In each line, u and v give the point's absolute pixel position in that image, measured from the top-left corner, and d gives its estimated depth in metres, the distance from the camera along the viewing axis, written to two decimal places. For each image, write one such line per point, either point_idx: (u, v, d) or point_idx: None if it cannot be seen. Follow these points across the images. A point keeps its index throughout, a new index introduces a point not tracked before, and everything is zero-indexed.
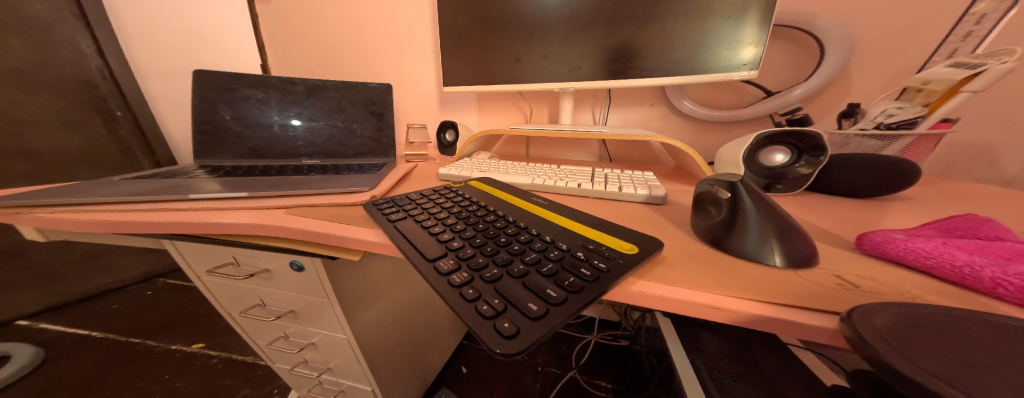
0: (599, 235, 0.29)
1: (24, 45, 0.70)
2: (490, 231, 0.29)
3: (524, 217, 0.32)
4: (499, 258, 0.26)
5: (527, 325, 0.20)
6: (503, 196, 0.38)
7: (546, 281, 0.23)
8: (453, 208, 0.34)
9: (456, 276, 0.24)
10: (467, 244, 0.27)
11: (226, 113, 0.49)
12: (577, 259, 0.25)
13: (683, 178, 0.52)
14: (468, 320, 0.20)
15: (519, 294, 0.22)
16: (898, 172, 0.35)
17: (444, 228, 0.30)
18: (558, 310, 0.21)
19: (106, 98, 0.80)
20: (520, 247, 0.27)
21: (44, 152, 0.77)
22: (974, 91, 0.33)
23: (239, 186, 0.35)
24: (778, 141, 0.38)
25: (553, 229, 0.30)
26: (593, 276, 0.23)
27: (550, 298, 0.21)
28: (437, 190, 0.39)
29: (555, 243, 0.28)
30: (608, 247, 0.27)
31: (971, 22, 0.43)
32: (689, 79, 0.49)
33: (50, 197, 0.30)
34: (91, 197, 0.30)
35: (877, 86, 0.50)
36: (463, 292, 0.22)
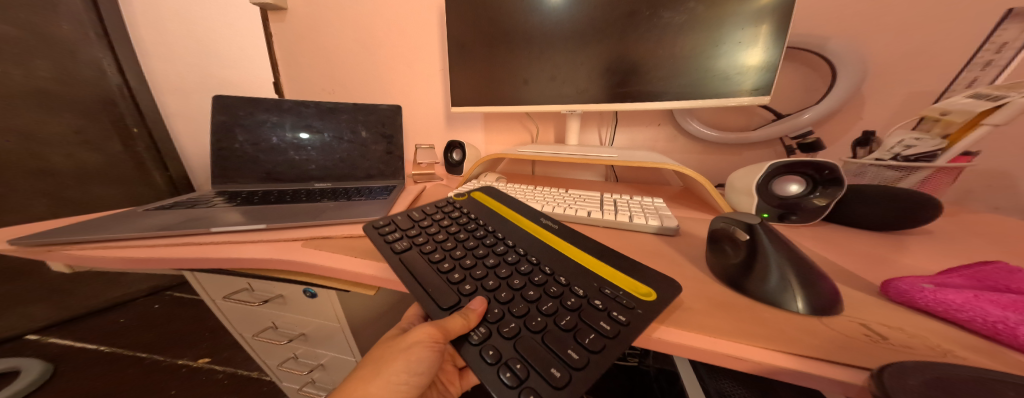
0: (617, 275, 0.28)
1: (50, 65, 0.73)
2: (502, 269, 0.29)
3: (535, 247, 0.31)
4: (514, 307, 0.25)
5: (550, 395, 0.20)
6: (510, 215, 0.37)
7: (566, 338, 0.23)
8: (459, 234, 0.33)
9: (475, 332, 0.24)
10: (478, 286, 0.27)
11: (241, 137, 0.49)
12: (595, 308, 0.25)
13: (693, 202, 0.52)
14: (493, 388, 0.21)
15: (540, 355, 0.22)
16: (917, 208, 0.34)
17: (452, 263, 0.29)
18: (581, 376, 0.21)
19: (125, 117, 0.83)
20: (534, 292, 0.26)
21: (62, 169, 0.78)
22: (996, 124, 0.32)
23: (258, 217, 0.36)
24: (793, 171, 0.37)
25: (567, 264, 0.29)
26: (613, 333, 0.23)
27: (572, 362, 0.21)
28: (439, 206, 0.39)
29: (572, 286, 0.27)
30: (626, 292, 0.26)
31: (991, 51, 0.43)
32: (698, 103, 0.49)
33: (78, 234, 0.30)
34: (117, 232, 0.30)
35: (892, 111, 0.49)
36: (483, 354, 0.23)
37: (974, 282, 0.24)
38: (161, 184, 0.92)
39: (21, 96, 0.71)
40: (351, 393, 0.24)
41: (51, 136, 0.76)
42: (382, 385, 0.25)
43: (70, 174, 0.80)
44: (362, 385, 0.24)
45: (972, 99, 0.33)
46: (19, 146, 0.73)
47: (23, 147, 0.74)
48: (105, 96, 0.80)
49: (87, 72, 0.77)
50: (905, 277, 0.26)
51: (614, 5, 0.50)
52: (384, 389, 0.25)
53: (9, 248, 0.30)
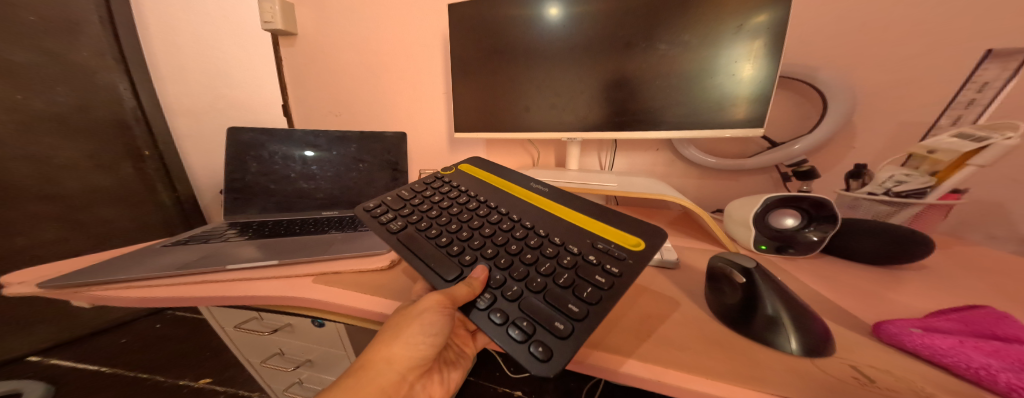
0: (608, 230, 0.32)
1: (69, 91, 0.76)
2: (499, 237, 0.32)
3: (528, 213, 0.34)
4: (515, 272, 0.28)
5: (557, 344, 0.23)
6: (499, 184, 0.39)
7: (566, 295, 0.26)
8: (452, 209, 0.36)
9: (481, 300, 0.27)
10: (479, 257, 0.30)
11: (253, 168, 0.51)
12: (590, 263, 0.28)
13: (692, 228, 0.53)
14: (503, 344, 0.24)
15: (544, 313, 0.25)
16: (912, 243, 0.34)
17: (450, 239, 0.32)
18: (582, 325, 0.24)
19: (137, 140, 0.86)
20: (533, 255, 0.30)
21: (73, 192, 0.80)
22: (981, 165, 0.33)
23: (272, 252, 0.37)
24: (788, 205, 0.38)
25: (560, 225, 0.32)
26: (609, 284, 0.26)
27: (573, 315, 0.25)
28: (427, 182, 0.41)
29: (566, 245, 0.30)
30: (618, 245, 0.30)
31: (973, 90, 0.45)
32: (695, 133, 0.50)
33: (100, 274, 0.32)
34: (136, 273, 0.32)
35: (882, 140, 0.51)
36: (492, 317, 0.26)
37: (964, 326, 0.25)
38: (167, 203, 0.93)
39: (40, 122, 0.74)
40: (377, 353, 0.27)
41: (66, 161, 0.78)
42: (403, 347, 0.27)
43: (82, 196, 0.81)
44: (384, 347, 0.27)
45: (957, 138, 0.35)
46: (35, 170, 0.75)
47: (38, 171, 0.76)
48: (120, 119, 0.83)
49: (103, 97, 0.80)
50: (895, 319, 0.27)
51: (612, 39, 0.53)
52: (405, 350, 0.27)
53: (36, 291, 0.31)
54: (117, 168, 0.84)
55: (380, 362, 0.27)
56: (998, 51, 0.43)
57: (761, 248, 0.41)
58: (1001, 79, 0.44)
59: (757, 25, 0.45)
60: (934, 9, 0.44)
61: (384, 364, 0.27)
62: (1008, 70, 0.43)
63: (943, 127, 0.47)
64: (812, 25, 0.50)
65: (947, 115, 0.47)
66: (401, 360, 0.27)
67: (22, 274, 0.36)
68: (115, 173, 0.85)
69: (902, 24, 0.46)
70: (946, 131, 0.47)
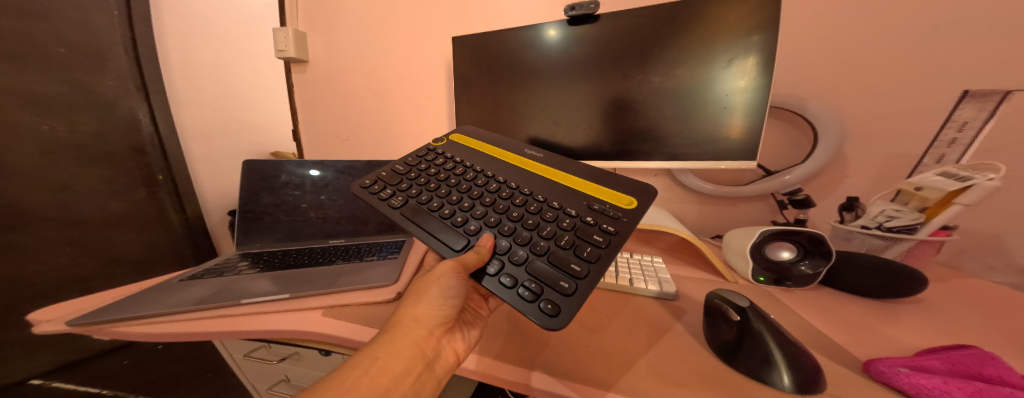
0: (601, 192, 0.35)
1: (93, 120, 0.79)
2: (500, 206, 0.35)
3: (526, 181, 0.37)
4: (520, 238, 0.32)
5: (563, 301, 0.27)
6: (493, 154, 0.42)
7: (569, 255, 0.30)
8: (449, 181, 0.38)
9: (490, 267, 0.30)
10: (484, 226, 0.34)
11: (265, 199, 0.54)
12: (587, 224, 0.32)
13: (691, 255, 0.53)
14: (514, 304, 0.28)
15: (549, 275, 0.29)
16: (908, 280, 0.36)
17: (453, 210, 0.35)
18: (584, 282, 0.28)
19: (152, 164, 0.90)
20: (535, 220, 0.33)
21: (89, 218, 0.81)
22: (967, 204, 0.34)
23: (283, 285, 0.39)
24: (785, 239, 0.40)
25: (556, 189, 0.36)
26: (605, 242, 0.30)
27: (576, 274, 0.28)
28: (421, 154, 0.43)
29: (565, 209, 0.34)
30: (612, 206, 0.33)
31: (955, 128, 0.47)
32: (691, 165, 0.47)
33: (125, 311, 0.34)
34: (158, 309, 0.34)
35: (874, 169, 0.52)
36: (502, 281, 0.29)
37: (948, 365, 0.25)
38: (176, 225, 0.96)
39: (65, 151, 0.77)
40: (408, 312, 0.29)
41: (82, 187, 0.80)
42: (428, 307, 0.30)
43: (98, 222, 0.82)
44: (414, 306, 0.30)
45: (942, 177, 0.36)
46: (53, 198, 0.76)
47: (57, 199, 0.77)
48: (137, 145, 0.87)
49: (121, 125, 0.84)
50: (883, 357, 0.27)
51: (602, 67, 0.50)
52: (432, 307, 0.30)
53: (64, 327, 0.33)
54: (132, 193, 0.87)
55: (409, 321, 0.29)
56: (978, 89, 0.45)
57: (760, 279, 0.42)
58: (981, 117, 0.45)
59: (752, 55, 0.41)
60: (915, 47, 0.46)
61: (413, 322, 0.29)
62: (988, 109, 0.45)
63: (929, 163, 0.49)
64: (800, 61, 0.52)
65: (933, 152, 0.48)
66: (429, 317, 0.29)
67: (51, 309, 0.37)
68: (129, 199, 0.87)
69: (885, 61, 0.48)
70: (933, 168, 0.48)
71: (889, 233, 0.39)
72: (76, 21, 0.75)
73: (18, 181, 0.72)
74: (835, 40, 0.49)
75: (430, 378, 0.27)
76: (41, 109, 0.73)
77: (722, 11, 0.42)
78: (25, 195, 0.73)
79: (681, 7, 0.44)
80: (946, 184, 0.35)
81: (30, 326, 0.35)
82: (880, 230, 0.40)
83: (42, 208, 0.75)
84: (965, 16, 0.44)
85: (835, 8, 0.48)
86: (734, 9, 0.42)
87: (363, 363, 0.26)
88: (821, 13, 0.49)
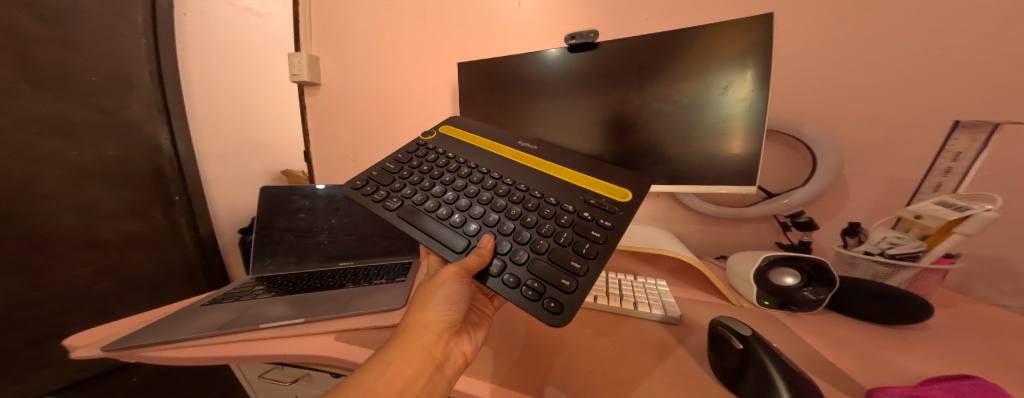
0: (598, 185, 0.38)
1: (117, 145, 0.83)
2: (498, 204, 0.36)
3: (523, 177, 0.39)
4: (520, 236, 0.34)
5: (565, 298, 0.30)
6: (486, 147, 0.43)
7: (569, 253, 0.32)
8: (443, 178, 0.39)
9: (493, 267, 0.32)
10: (483, 226, 0.35)
11: (281, 224, 0.56)
12: (585, 219, 0.34)
13: (696, 277, 0.53)
14: (519, 303, 0.30)
15: (551, 274, 0.31)
16: (911, 309, 0.36)
17: (451, 209, 0.37)
18: (583, 279, 0.31)
19: (170, 185, 0.95)
20: (534, 218, 0.35)
21: (108, 240, 0.83)
22: (966, 233, 0.35)
23: (299, 310, 0.41)
24: (789, 264, 0.41)
25: (554, 185, 0.38)
26: (603, 238, 0.33)
27: (576, 272, 0.31)
28: (411, 149, 0.44)
29: (563, 205, 0.36)
30: (607, 199, 0.36)
31: (948, 159, 0.44)
32: (689, 189, 0.48)
33: (154, 336, 0.36)
34: (184, 334, 0.36)
35: (875, 192, 0.53)
36: (506, 281, 0.31)
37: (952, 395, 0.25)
38: (188, 243, 0.99)
39: (89, 175, 0.80)
40: (415, 318, 0.31)
41: (105, 209, 0.82)
42: (435, 312, 0.31)
43: (116, 243, 0.84)
44: (420, 312, 0.31)
45: (940, 206, 0.37)
46: (77, 220, 0.79)
47: (79, 222, 0.79)
48: (156, 167, 0.91)
49: (143, 149, 0.88)
50: (887, 387, 0.27)
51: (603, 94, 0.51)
52: (437, 311, 0.31)
53: (95, 353, 0.35)
54: (149, 214, 0.90)
55: (418, 326, 0.30)
56: (968, 119, 0.47)
57: (765, 303, 0.43)
58: (973, 149, 0.42)
59: (749, 83, 0.43)
60: (905, 76, 0.48)
61: (422, 327, 0.30)
62: (978, 141, 0.42)
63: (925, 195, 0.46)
64: (793, 87, 0.53)
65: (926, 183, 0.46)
66: (436, 321, 0.31)
67: (87, 334, 0.39)
68: (147, 220, 0.90)
69: (878, 89, 0.50)
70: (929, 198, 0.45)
71: (892, 260, 0.40)
72: (107, 53, 0.80)
73: (48, 205, 0.75)
74: (829, 68, 0.51)
75: (441, 380, 0.28)
76: (72, 135, 0.76)
77: (715, 41, 0.43)
78: (52, 219, 0.75)
79: (675, 37, 0.45)
80: (942, 214, 0.36)
81: (68, 351, 0.36)
82: (882, 256, 0.41)
83: (66, 231, 0.77)
84: (951, 48, 0.46)
85: (826, 37, 0.50)
86: (726, 38, 0.43)
87: (378, 371, 0.27)
88: (813, 42, 0.51)
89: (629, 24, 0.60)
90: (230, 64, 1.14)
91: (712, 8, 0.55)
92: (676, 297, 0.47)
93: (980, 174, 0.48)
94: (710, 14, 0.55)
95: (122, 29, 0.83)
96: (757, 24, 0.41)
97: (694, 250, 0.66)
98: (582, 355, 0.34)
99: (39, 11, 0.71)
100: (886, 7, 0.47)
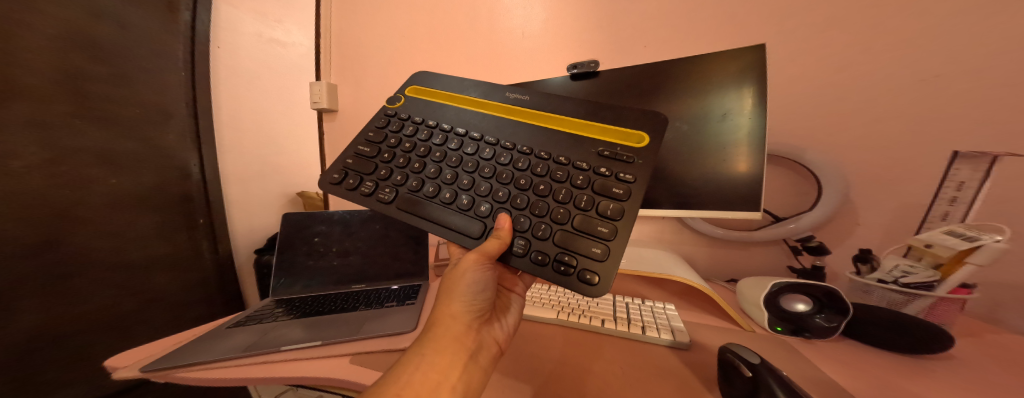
0: (609, 133, 0.38)
1: (152, 172, 0.89)
2: (507, 176, 0.37)
3: (525, 140, 0.39)
4: (537, 209, 0.35)
5: (598, 266, 0.32)
6: (470, 105, 0.43)
7: (594, 218, 0.34)
8: (435, 156, 0.40)
9: (517, 247, 0.34)
10: (494, 204, 0.36)
11: (301, 249, 0.60)
12: (603, 176, 0.36)
13: (705, 301, 0.53)
14: (553, 279, 0.32)
15: (580, 245, 0.33)
16: (932, 339, 0.36)
17: (453, 191, 0.37)
18: (612, 243, 0.33)
19: (196, 210, 1.00)
20: (547, 185, 0.36)
21: (137, 262, 0.87)
22: (979, 264, 0.36)
23: (315, 333, 0.43)
24: (801, 291, 0.41)
25: (558, 140, 0.39)
26: (626, 194, 0.34)
27: (605, 236, 0.33)
28: (387, 126, 0.43)
29: (577, 164, 0.37)
30: (622, 147, 0.37)
31: (952, 188, 0.45)
32: (689, 213, 0.48)
33: (185, 358, 0.38)
34: (211, 356, 0.38)
35: (885, 216, 0.53)
36: (534, 259, 0.33)
37: None
38: (208, 264, 1.03)
39: (125, 201, 0.85)
40: (443, 311, 0.33)
41: (135, 233, 0.87)
42: (460, 302, 0.34)
43: (142, 265, 0.88)
44: (446, 304, 0.33)
45: (949, 235, 0.38)
46: (110, 244, 0.83)
47: (112, 246, 0.84)
48: (185, 192, 0.97)
49: (175, 176, 0.95)
50: None
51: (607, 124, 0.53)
52: (462, 302, 0.34)
53: (132, 373, 0.37)
54: (174, 237, 0.95)
55: (447, 318, 0.32)
56: (967, 149, 0.47)
57: (777, 329, 0.42)
58: (976, 179, 0.43)
59: (749, 112, 0.44)
60: (901, 104, 0.49)
61: (450, 319, 0.32)
62: (980, 171, 0.42)
63: (934, 223, 0.46)
64: (793, 112, 0.55)
65: (933, 212, 0.46)
66: (462, 311, 0.33)
67: (126, 355, 0.41)
68: (172, 243, 0.94)
69: (876, 115, 0.51)
70: (936, 227, 0.46)
71: (906, 288, 0.39)
72: (149, 89, 0.88)
73: (87, 230, 0.79)
74: (826, 95, 0.53)
75: (475, 369, 0.30)
76: (113, 164, 0.82)
77: (711, 70, 0.46)
78: (88, 244, 0.80)
79: (675, 66, 0.48)
80: (953, 244, 0.37)
81: (109, 373, 0.38)
82: (897, 284, 0.40)
83: (99, 254, 0.82)
84: (945, 75, 0.47)
85: (820, 67, 0.52)
86: (724, 66, 0.45)
87: (414, 364, 0.29)
88: (808, 72, 0.53)
89: (627, 52, 0.63)
90: (254, 93, 1.23)
91: (707, 39, 0.58)
92: (685, 321, 0.46)
93: (988, 201, 0.48)
94: (705, 45, 0.58)
95: (164, 65, 0.91)
96: (749, 58, 0.43)
97: (703, 273, 0.66)
98: (592, 380, 0.34)
99: (96, 52, 0.79)
100: (877, 39, 0.49)
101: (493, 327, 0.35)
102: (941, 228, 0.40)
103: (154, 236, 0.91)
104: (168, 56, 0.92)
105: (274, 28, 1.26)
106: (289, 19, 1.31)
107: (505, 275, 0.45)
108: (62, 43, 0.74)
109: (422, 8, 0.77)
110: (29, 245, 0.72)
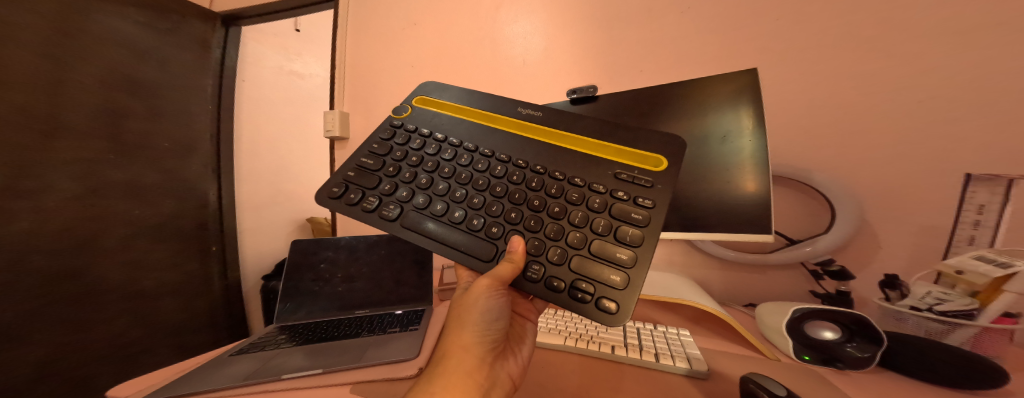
0: (626, 156, 0.38)
1: (174, 200, 0.94)
2: (520, 197, 0.38)
3: (538, 158, 0.40)
4: (550, 232, 0.35)
5: (618, 294, 0.31)
6: (481, 121, 0.44)
7: (611, 244, 0.34)
8: (445, 172, 0.40)
9: (532, 273, 0.34)
10: (506, 225, 0.36)
11: (307, 275, 0.60)
12: (620, 200, 0.36)
13: (723, 328, 0.50)
14: (572, 307, 0.31)
15: (598, 273, 0.33)
16: (984, 375, 0.33)
17: (464, 211, 0.38)
18: (633, 271, 0.32)
19: (210, 239, 1.04)
20: (561, 207, 0.36)
21: (147, 290, 0.88)
22: (1020, 292, 0.33)
23: (317, 361, 0.42)
24: (826, 318, 0.39)
25: (572, 160, 0.39)
26: (645, 220, 0.34)
27: (625, 264, 0.33)
28: (396, 138, 0.44)
29: (594, 187, 0.37)
30: (639, 170, 0.37)
31: (972, 211, 0.46)
32: (696, 235, 0.47)
33: (185, 387, 0.37)
34: (211, 385, 0.37)
35: (905, 239, 0.51)
36: (549, 285, 0.33)
37: None
38: (216, 291, 1.05)
39: (148, 230, 0.89)
40: (454, 343, 0.32)
41: (150, 260, 0.89)
42: (471, 333, 0.33)
43: (154, 293, 0.89)
44: (457, 337, 0.32)
45: (981, 261, 0.36)
46: (125, 273, 0.84)
47: (126, 274, 0.85)
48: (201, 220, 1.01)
49: (192, 204, 0.99)
50: None
51: None
52: (473, 333, 0.33)
53: None
54: (185, 265, 0.96)
55: (457, 351, 0.32)
56: (979, 171, 0.46)
57: (804, 358, 0.40)
58: (995, 202, 0.45)
59: (750, 133, 0.44)
60: (908, 126, 0.49)
61: (462, 351, 0.32)
62: (998, 194, 0.44)
63: (962, 248, 0.46)
64: (793, 134, 0.55)
65: (958, 236, 0.47)
66: (472, 343, 0.32)
67: (128, 385, 0.40)
68: (183, 271, 0.95)
69: (880, 136, 0.51)
70: (964, 251, 0.46)
71: (943, 317, 0.37)
72: (179, 124, 0.95)
73: (107, 258, 0.81)
74: (828, 117, 0.53)
75: None
76: (139, 194, 0.87)
77: (713, 90, 0.46)
78: (105, 272, 0.81)
79: (677, 88, 0.49)
80: (987, 271, 0.35)
81: None
82: (932, 313, 0.38)
83: (115, 282, 0.83)
84: (942, 97, 0.48)
85: (818, 89, 0.53)
86: (727, 86, 0.45)
87: None
88: (808, 94, 0.54)
89: (623, 77, 0.66)
90: (272, 123, 1.30)
91: (700, 64, 0.61)
92: (702, 348, 0.44)
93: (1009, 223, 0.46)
94: (699, 70, 0.61)
95: (193, 102, 0.98)
96: (745, 80, 0.44)
97: (718, 298, 0.63)
98: None
99: (134, 89, 0.85)
100: (869, 63, 0.51)
101: (506, 360, 0.35)
102: (971, 254, 0.38)
103: (166, 263, 0.92)
104: (198, 93, 1.00)
105: (293, 61, 1.38)
106: (307, 52, 1.44)
107: (516, 300, 0.44)
108: (106, 82, 0.80)
109: (429, 40, 0.82)
110: (55, 274, 0.73)
